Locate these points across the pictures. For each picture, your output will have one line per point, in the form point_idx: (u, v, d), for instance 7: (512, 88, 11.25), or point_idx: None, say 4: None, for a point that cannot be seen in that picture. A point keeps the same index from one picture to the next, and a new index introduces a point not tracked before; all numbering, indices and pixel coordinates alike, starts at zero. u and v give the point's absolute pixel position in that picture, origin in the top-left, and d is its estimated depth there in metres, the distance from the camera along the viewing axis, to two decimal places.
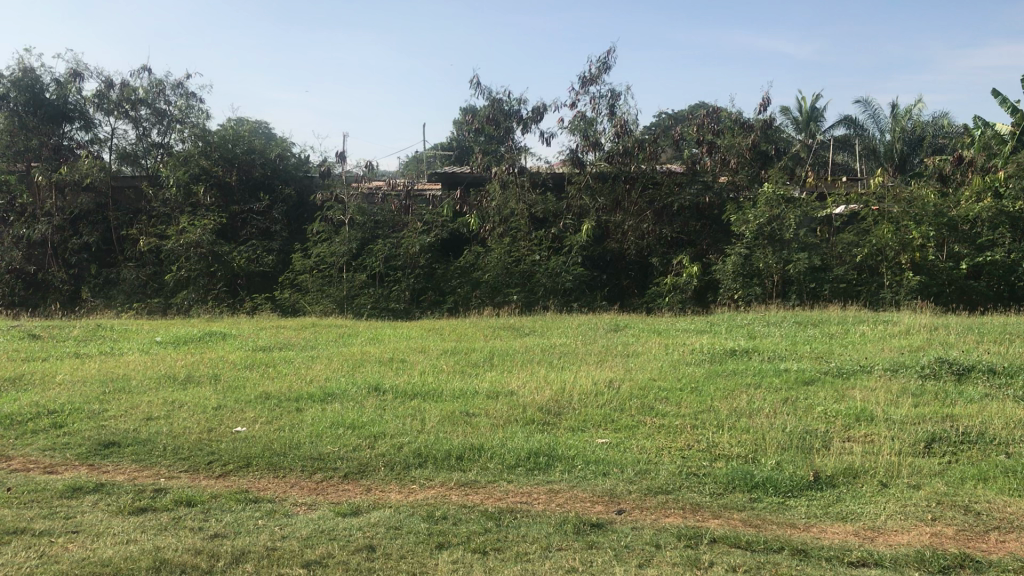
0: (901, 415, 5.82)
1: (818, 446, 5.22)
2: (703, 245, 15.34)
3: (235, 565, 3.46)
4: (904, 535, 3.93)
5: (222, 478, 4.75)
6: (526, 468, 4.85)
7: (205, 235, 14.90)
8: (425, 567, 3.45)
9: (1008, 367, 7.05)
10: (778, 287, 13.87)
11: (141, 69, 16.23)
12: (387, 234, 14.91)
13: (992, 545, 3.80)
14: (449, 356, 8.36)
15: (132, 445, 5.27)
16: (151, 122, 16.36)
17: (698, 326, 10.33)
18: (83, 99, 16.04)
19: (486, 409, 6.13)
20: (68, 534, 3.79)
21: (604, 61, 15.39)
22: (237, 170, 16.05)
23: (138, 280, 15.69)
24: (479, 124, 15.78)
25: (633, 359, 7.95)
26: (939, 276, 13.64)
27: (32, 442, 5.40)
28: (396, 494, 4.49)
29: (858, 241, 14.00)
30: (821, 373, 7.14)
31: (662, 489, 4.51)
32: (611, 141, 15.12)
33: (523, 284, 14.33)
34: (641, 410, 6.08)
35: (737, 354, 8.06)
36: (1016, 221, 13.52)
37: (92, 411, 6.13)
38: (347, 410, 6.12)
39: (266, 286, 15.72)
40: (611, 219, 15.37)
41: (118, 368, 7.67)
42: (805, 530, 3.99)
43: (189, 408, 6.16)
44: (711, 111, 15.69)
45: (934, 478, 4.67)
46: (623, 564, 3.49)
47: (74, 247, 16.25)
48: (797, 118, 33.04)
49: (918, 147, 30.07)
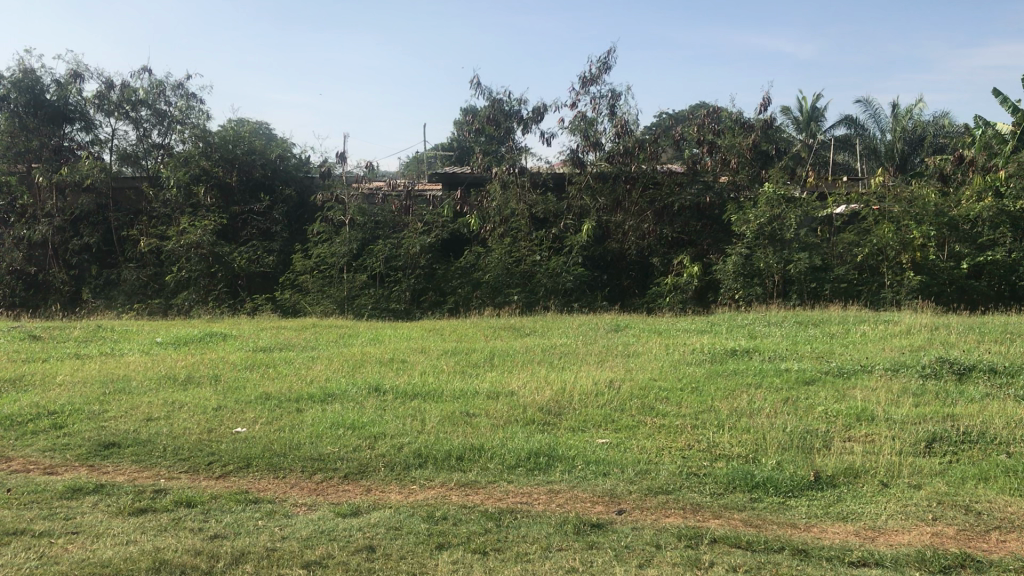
0: (902, 415, 5.81)
1: (819, 446, 5.21)
2: (703, 245, 15.34)
3: (235, 565, 3.46)
4: (904, 534, 3.92)
5: (222, 478, 4.75)
6: (526, 468, 4.85)
7: (206, 236, 14.91)
8: (425, 567, 3.45)
9: (1009, 367, 7.04)
10: (779, 287, 13.86)
11: (141, 69, 16.23)
12: (387, 234, 14.89)
13: (993, 544, 3.79)
14: (449, 356, 8.35)
15: (132, 446, 5.28)
16: (151, 123, 16.37)
17: (698, 325, 10.34)
18: (84, 100, 16.05)
19: (486, 409, 6.13)
20: (68, 535, 3.79)
21: (604, 61, 15.38)
22: (237, 170, 16.05)
23: (139, 281, 15.70)
24: (479, 125, 15.79)
25: (633, 359, 7.96)
26: (940, 275, 13.62)
27: (32, 443, 5.41)
28: (396, 494, 4.48)
29: (859, 240, 13.98)
30: (822, 373, 7.14)
31: (662, 489, 4.50)
32: (611, 141, 15.13)
33: (524, 284, 14.33)
34: (642, 410, 6.08)
35: (738, 354, 8.06)
36: (1017, 221, 13.49)
37: (92, 411, 6.13)
38: (347, 410, 6.13)
39: (267, 286, 15.74)
40: (611, 219, 15.36)
41: (118, 369, 7.68)
42: (806, 530, 3.99)
43: (189, 409, 6.16)
44: (711, 111, 15.60)
45: (935, 478, 4.66)
46: (623, 564, 3.49)
47: (75, 247, 16.26)
48: (797, 118, 33.03)
49: (919, 146, 30.06)
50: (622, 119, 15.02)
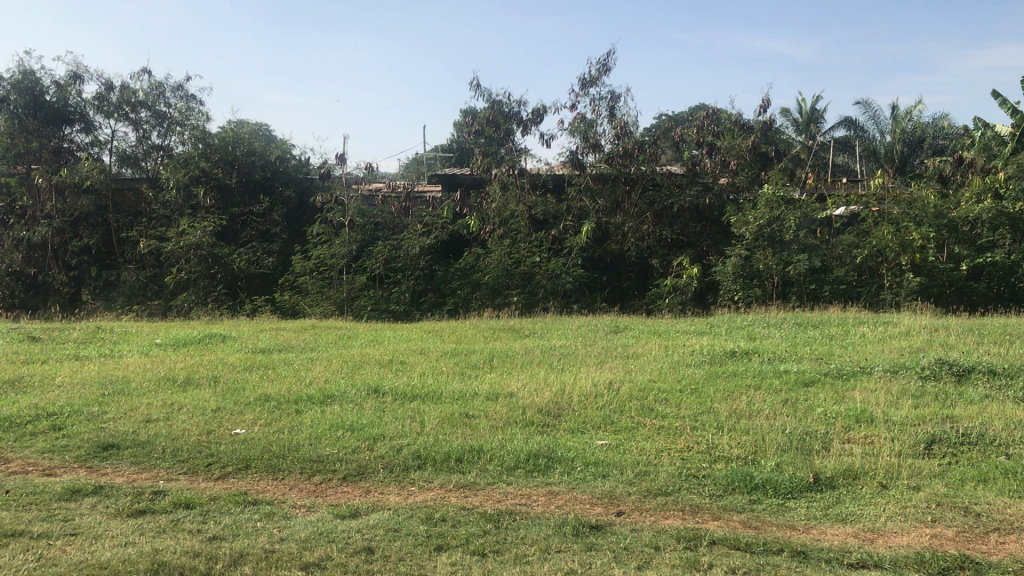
0: (901, 416, 5.82)
1: (818, 447, 5.22)
2: (703, 246, 15.33)
3: (234, 567, 3.45)
4: (903, 536, 3.92)
5: (221, 479, 4.75)
6: (526, 470, 4.85)
7: (205, 237, 14.91)
8: (424, 569, 3.45)
9: (1007, 368, 7.05)
10: (778, 288, 13.85)
11: (141, 70, 16.23)
12: (387, 235, 14.91)
13: (992, 546, 3.79)
14: (449, 357, 8.37)
15: (131, 447, 5.27)
16: (151, 124, 16.37)
17: (698, 327, 10.36)
18: (83, 101, 16.06)
19: (486, 410, 6.15)
20: (66, 537, 3.79)
21: (604, 62, 15.39)
22: (237, 171, 16.02)
23: (139, 282, 15.73)
24: (479, 126, 15.79)
25: (633, 360, 7.98)
26: (940, 277, 13.62)
27: (31, 445, 5.40)
28: (395, 496, 4.48)
29: (858, 242, 14.00)
30: (822, 374, 7.15)
31: (663, 490, 4.51)
32: (610, 143, 15.16)
33: (524, 286, 14.31)
34: (641, 411, 6.09)
35: (737, 354, 8.10)
36: (1016, 222, 13.47)
37: (90, 413, 6.13)
38: (347, 411, 6.14)
39: (266, 288, 15.71)
40: (611, 220, 15.38)
41: (118, 371, 7.68)
42: (806, 531, 4.00)
43: (188, 410, 6.17)
44: (711, 112, 15.56)
45: (934, 479, 4.66)
46: (622, 565, 3.49)
47: (74, 249, 16.27)
48: (797, 119, 33.11)
49: (918, 148, 30.04)
50: (621, 121, 15.04)
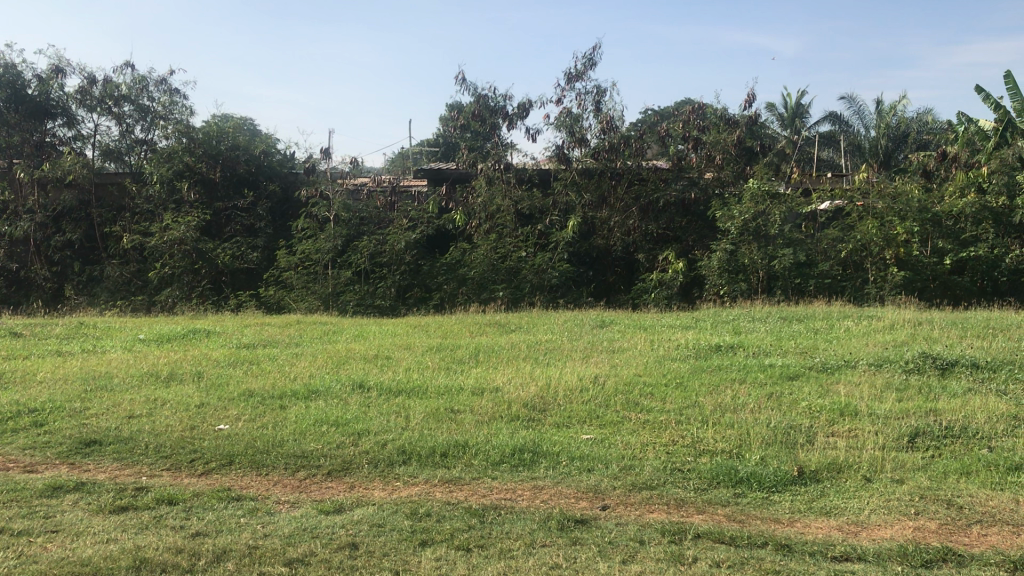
0: (886, 409, 5.85)
1: (802, 441, 5.24)
2: (689, 241, 15.38)
3: (216, 565, 3.41)
4: (887, 529, 3.94)
5: (204, 476, 4.71)
6: (511, 464, 4.84)
7: (190, 232, 14.77)
8: (409, 564, 3.42)
9: (990, 361, 7.12)
10: (763, 283, 13.91)
11: (123, 64, 16.04)
12: (373, 230, 14.81)
13: (975, 538, 3.82)
14: (435, 352, 8.33)
15: (114, 444, 5.21)
16: (134, 119, 16.20)
17: (685, 321, 10.35)
18: (65, 95, 15.88)
19: (471, 405, 6.11)
20: (47, 534, 3.73)
21: (590, 57, 15.38)
22: (221, 166, 15.81)
23: (123, 278, 15.54)
24: (465, 120, 15.92)
25: (618, 355, 7.99)
26: (924, 271, 13.76)
27: (12, 442, 5.32)
28: (379, 492, 4.45)
29: (843, 236, 14.01)
30: (807, 368, 7.21)
31: (648, 484, 4.51)
32: (597, 137, 15.25)
33: (510, 281, 14.32)
34: (627, 406, 6.10)
35: (723, 349, 8.11)
36: (998, 216, 13.73)
37: (73, 409, 6.05)
38: (331, 408, 6.07)
39: (251, 283, 15.67)
40: (597, 214, 15.40)
41: (99, 367, 7.56)
42: (789, 525, 4.01)
43: (172, 406, 6.11)
44: (697, 107, 15.73)
45: (918, 473, 4.69)
46: (606, 560, 3.48)
47: (57, 244, 15.99)
48: (784, 114, 33.30)
49: (903, 143, 30.11)
50: (608, 115, 15.14)
